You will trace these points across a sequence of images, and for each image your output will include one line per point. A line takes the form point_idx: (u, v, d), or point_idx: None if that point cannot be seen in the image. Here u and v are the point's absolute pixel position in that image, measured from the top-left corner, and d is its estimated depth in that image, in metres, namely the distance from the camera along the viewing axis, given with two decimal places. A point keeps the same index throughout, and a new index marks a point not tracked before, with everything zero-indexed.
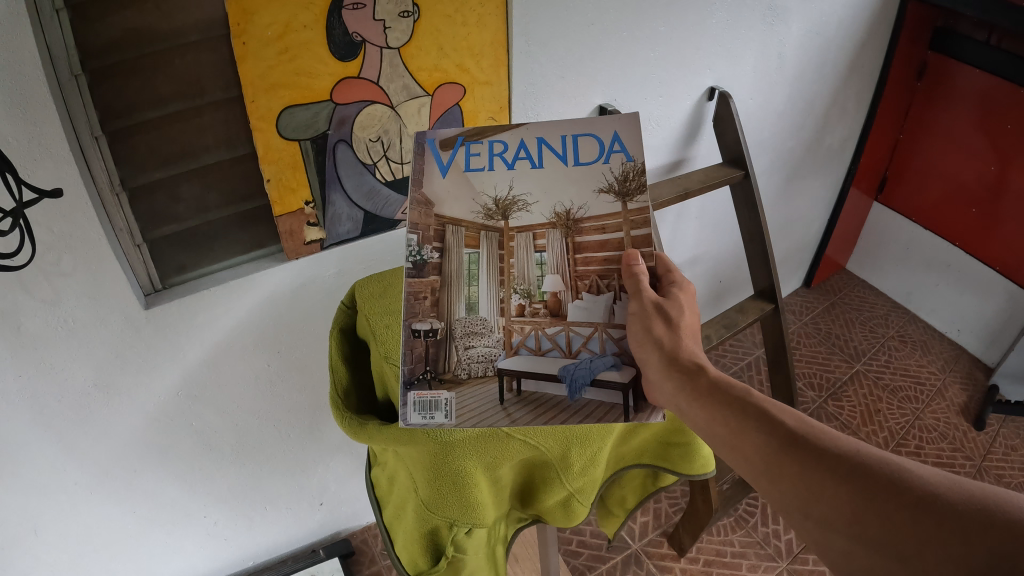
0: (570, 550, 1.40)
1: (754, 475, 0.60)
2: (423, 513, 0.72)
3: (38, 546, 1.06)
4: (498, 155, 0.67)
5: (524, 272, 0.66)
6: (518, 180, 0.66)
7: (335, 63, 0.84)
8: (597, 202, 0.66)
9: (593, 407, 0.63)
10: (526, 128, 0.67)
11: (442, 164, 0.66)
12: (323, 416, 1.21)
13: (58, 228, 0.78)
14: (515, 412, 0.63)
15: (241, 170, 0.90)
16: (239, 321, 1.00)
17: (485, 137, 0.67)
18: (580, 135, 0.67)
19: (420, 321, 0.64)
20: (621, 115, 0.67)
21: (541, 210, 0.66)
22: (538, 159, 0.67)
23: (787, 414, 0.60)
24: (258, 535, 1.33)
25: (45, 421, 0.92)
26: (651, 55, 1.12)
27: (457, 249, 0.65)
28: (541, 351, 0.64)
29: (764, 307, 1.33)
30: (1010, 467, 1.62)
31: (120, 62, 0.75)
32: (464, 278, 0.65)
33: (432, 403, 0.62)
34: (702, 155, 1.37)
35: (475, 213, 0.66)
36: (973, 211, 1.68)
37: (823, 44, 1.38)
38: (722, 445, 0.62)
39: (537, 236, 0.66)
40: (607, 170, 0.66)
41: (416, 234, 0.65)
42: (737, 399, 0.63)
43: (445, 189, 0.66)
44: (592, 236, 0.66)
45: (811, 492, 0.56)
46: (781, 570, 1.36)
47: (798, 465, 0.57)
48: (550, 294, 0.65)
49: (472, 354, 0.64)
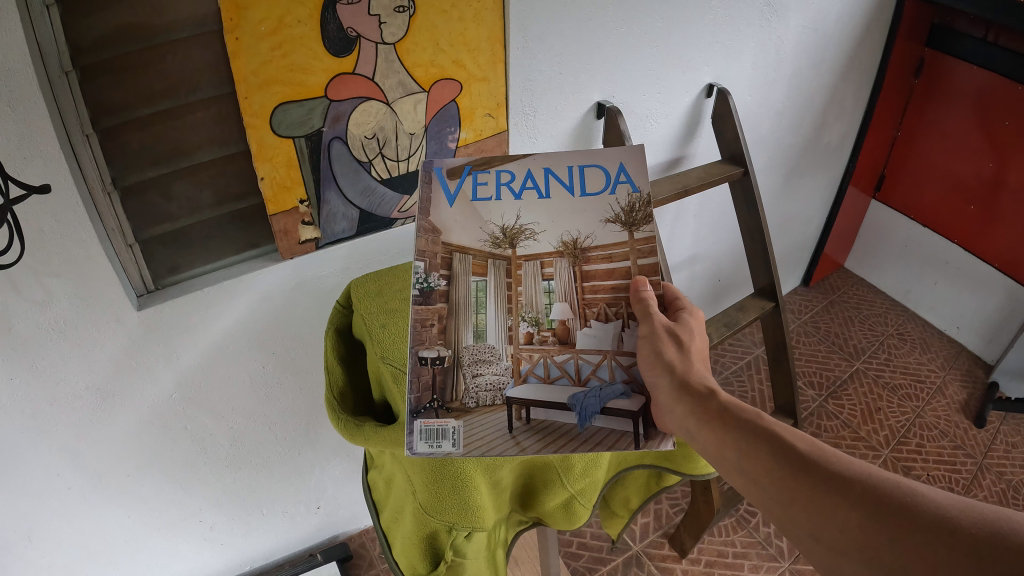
0: (570, 552, 1.38)
1: (763, 499, 0.58)
2: (421, 517, 0.71)
3: (31, 552, 1.05)
4: (506, 185, 0.67)
5: (532, 300, 0.65)
6: (526, 210, 0.66)
7: (329, 59, 0.82)
8: (604, 232, 0.65)
9: (603, 434, 0.62)
10: (532, 159, 0.67)
11: (449, 193, 0.66)
12: (320, 418, 1.19)
13: (47, 228, 0.76)
14: (523, 440, 0.60)
15: (234, 169, 0.88)
16: (233, 323, 0.98)
17: (493, 166, 0.66)
18: (586, 166, 0.67)
19: (427, 348, 0.62)
20: (627, 147, 0.67)
21: (549, 238, 0.65)
22: (545, 189, 0.66)
23: (796, 434, 0.59)
24: (254, 539, 1.31)
25: (36, 426, 0.91)
26: (650, 51, 1.11)
27: (464, 276, 0.64)
28: (550, 379, 0.63)
29: (764, 305, 1.32)
30: (1011, 465, 1.61)
31: (110, 59, 0.74)
32: (472, 306, 0.64)
33: (439, 432, 0.61)
34: (701, 152, 1.36)
35: (482, 241, 0.65)
36: (972, 209, 1.67)
37: (822, 39, 1.37)
38: (730, 468, 0.60)
39: (545, 264, 0.65)
40: (614, 202, 0.66)
41: (424, 262, 0.64)
42: (747, 421, 0.61)
43: (452, 218, 0.65)
44: (600, 264, 0.66)
45: (821, 515, 0.54)
46: (783, 570, 1.35)
47: (808, 488, 0.55)
48: (559, 322, 0.64)
49: (480, 382, 0.63)
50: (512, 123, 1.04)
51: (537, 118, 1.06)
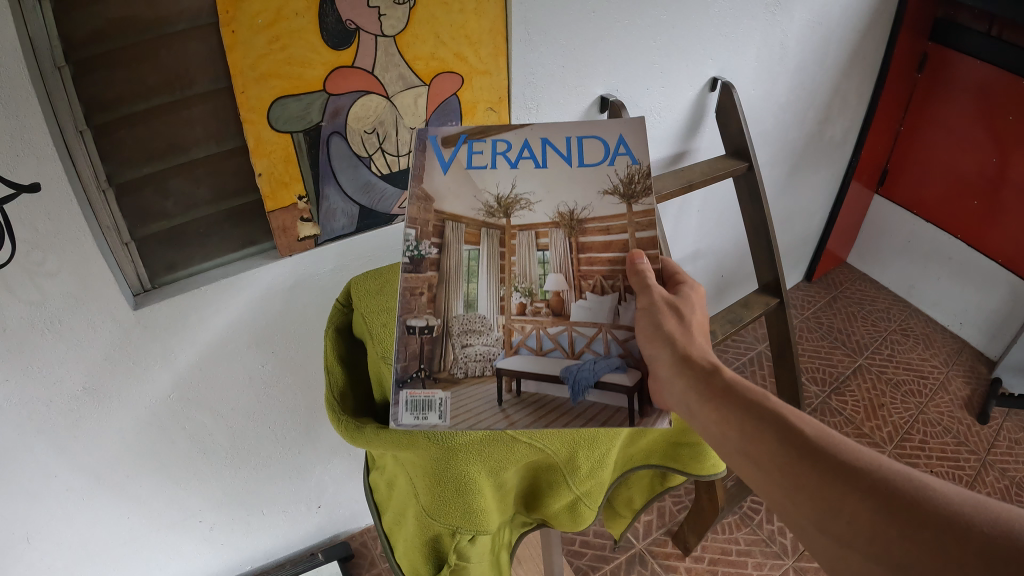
0: (573, 551, 1.37)
1: (767, 484, 0.57)
2: (423, 519, 0.69)
3: (29, 554, 1.03)
4: (502, 153, 0.64)
5: (526, 271, 0.63)
6: (521, 180, 0.63)
7: (327, 51, 0.80)
8: (602, 204, 0.63)
9: (595, 410, 0.60)
10: (531, 128, 0.64)
11: (443, 161, 0.63)
12: (319, 418, 1.18)
13: (40, 227, 0.74)
14: (513, 414, 0.60)
15: (231, 164, 0.86)
16: (231, 321, 0.96)
17: (489, 135, 0.64)
18: (585, 137, 0.64)
19: (416, 317, 0.61)
20: (628, 117, 0.64)
21: (544, 209, 0.63)
22: (542, 159, 0.64)
23: (806, 420, 0.57)
24: (254, 539, 1.30)
25: (32, 427, 0.89)
26: (653, 44, 1.09)
27: (456, 246, 0.63)
28: (541, 351, 0.62)
29: (768, 302, 1.30)
30: (1015, 461, 1.60)
31: (103, 52, 0.72)
32: (463, 275, 0.62)
33: (426, 403, 0.60)
34: (704, 147, 1.34)
35: (476, 211, 0.63)
36: (975, 204, 1.66)
37: (825, 33, 1.35)
38: (734, 451, 0.59)
39: (541, 235, 0.63)
40: (612, 173, 0.64)
41: (414, 230, 0.62)
42: (756, 405, 0.59)
43: (446, 185, 0.63)
44: (596, 236, 0.63)
45: (827, 504, 0.53)
46: (787, 568, 1.34)
47: (818, 478, 0.54)
48: (553, 293, 0.63)
49: (470, 352, 0.62)
50: (513, 117, 1.02)
51: (539, 112, 1.05)
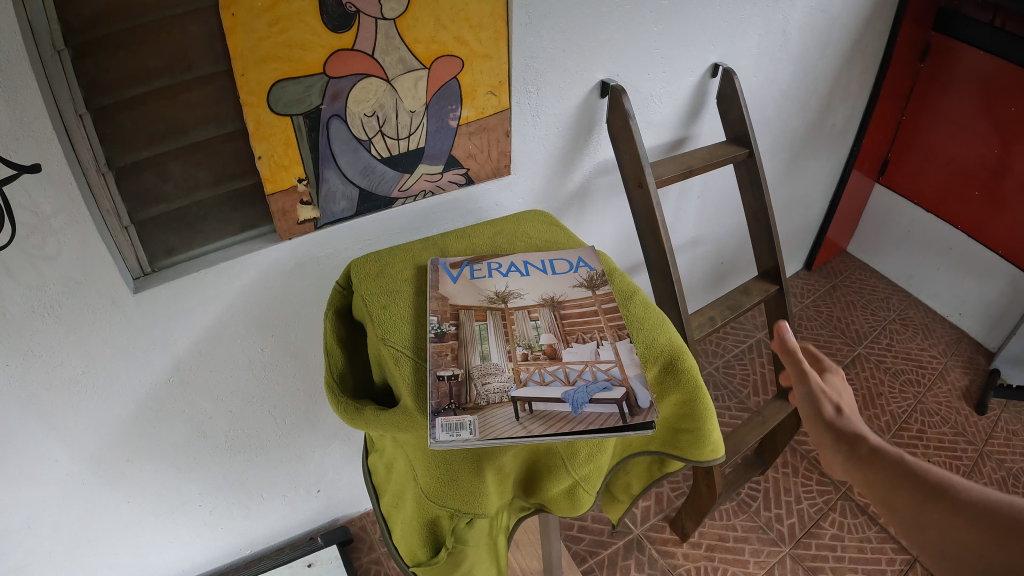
0: (572, 535, 1.38)
1: (904, 528, 0.62)
2: (422, 501, 0.69)
3: (30, 538, 1.04)
4: (496, 270, 0.82)
5: (524, 332, 0.73)
6: (512, 282, 0.79)
7: (328, 34, 0.80)
8: (573, 291, 0.78)
9: (594, 418, 0.64)
10: (515, 255, 0.84)
11: (452, 276, 0.80)
12: (318, 402, 1.18)
13: (40, 210, 0.75)
14: (530, 426, 0.63)
15: (231, 148, 0.86)
16: (230, 305, 0.96)
17: (484, 260, 0.83)
18: (555, 258, 0.83)
19: (444, 368, 0.68)
20: (582, 247, 0.85)
21: (532, 296, 0.77)
22: (525, 270, 0.82)
23: (933, 469, 0.63)
24: (254, 524, 1.30)
25: (32, 411, 0.90)
26: (655, 28, 1.09)
27: (469, 322, 0.74)
28: (545, 382, 0.67)
29: (769, 288, 1.29)
30: (1012, 452, 1.58)
31: (103, 36, 0.72)
32: (476, 340, 0.72)
33: (458, 424, 0.63)
34: (705, 133, 1.33)
35: (481, 300, 0.77)
36: (976, 195, 1.66)
37: (828, 21, 1.34)
38: (874, 498, 0.66)
39: (531, 312, 0.75)
40: (578, 276, 0.81)
41: (436, 316, 0.74)
42: (886, 457, 0.65)
43: (456, 290, 0.78)
44: (573, 309, 0.76)
45: (958, 544, 0.57)
46: (784, 555, 1.35)
47: (943, 517, 0.59)
48: (547, 344, 0.71)
49: (489, 387, 0.67)
50: (514, 100, 1.01)
51: (540, 97, 1.04)
